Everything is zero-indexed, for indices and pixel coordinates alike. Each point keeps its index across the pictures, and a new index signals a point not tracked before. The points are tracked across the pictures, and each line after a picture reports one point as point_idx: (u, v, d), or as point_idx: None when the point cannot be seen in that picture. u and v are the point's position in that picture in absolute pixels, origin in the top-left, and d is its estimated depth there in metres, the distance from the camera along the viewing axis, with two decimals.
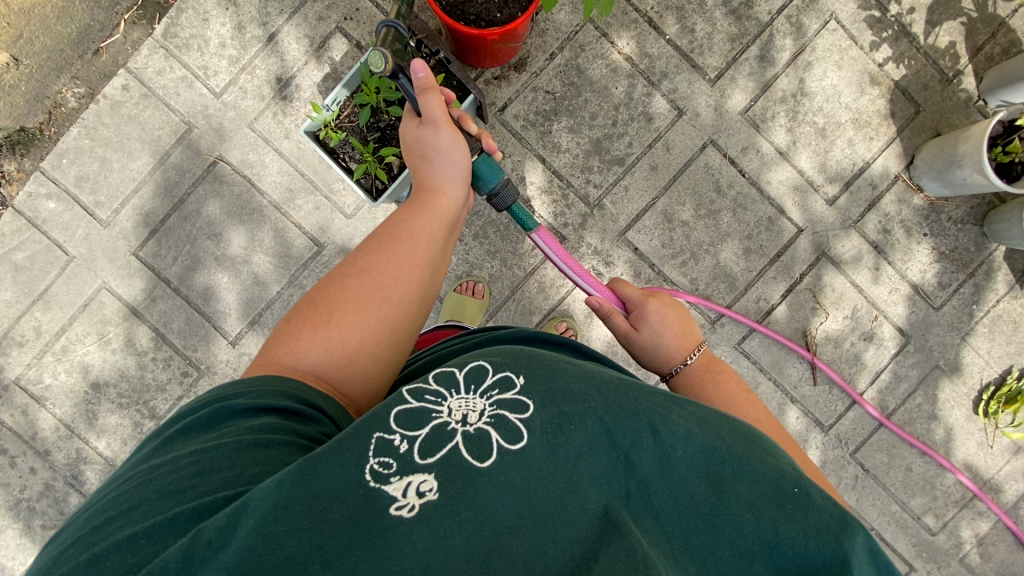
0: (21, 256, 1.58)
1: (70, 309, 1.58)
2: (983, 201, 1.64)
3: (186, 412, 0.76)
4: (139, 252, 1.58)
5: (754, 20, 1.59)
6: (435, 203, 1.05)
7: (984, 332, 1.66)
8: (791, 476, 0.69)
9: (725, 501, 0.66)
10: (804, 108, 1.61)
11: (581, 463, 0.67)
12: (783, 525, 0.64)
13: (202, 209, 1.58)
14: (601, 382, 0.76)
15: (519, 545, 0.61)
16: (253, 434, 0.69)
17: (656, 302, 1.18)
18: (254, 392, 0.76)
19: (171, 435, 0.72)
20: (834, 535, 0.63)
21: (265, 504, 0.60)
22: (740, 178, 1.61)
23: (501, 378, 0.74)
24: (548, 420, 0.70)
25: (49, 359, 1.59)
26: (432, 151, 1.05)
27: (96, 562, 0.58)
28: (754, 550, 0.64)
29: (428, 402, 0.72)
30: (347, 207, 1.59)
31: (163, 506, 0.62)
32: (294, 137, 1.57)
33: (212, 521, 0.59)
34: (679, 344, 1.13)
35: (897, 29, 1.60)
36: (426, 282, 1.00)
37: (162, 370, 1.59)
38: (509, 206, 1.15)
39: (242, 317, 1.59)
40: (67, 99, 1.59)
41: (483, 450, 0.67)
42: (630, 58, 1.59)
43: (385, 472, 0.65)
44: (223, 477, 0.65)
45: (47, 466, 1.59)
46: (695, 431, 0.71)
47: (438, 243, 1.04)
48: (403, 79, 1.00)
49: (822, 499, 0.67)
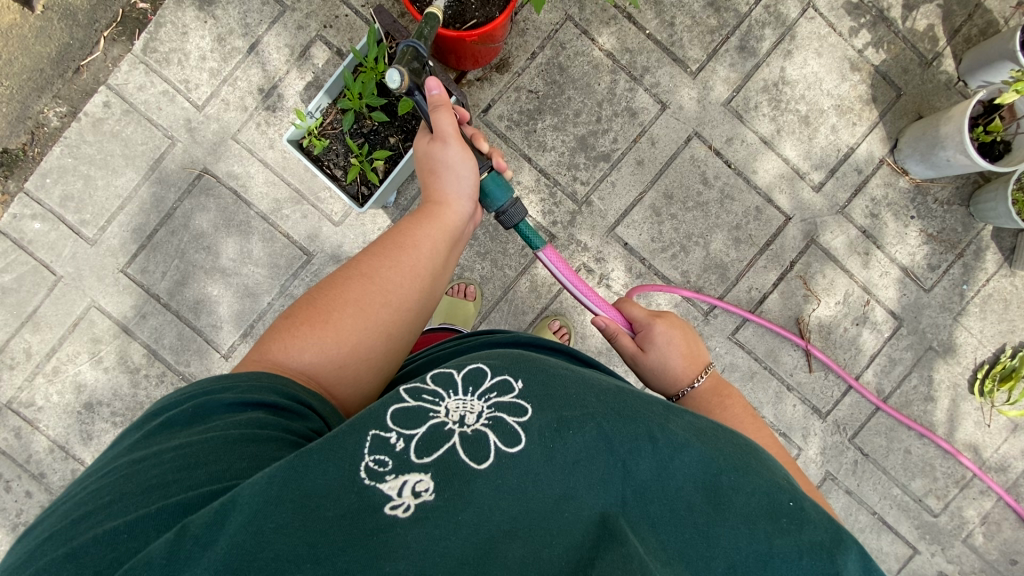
0: (8, 278, 1.56)
1: (60, 329, 1.57)
2: (968, 181, 1.65)
3: (169, 405, 0.74)
4: (127, 269, 1.57)
5: (732, 11, 1.60)
6: (440, 215, 1.06)
7: (976, 312, 1.66)
8: (785, 488, 0.69)
9: (721, 512, 0.66)
10: (786, 96, 1.62)
11: (579, 468, 0.66)
12: (778, 539, 0.64)
13: (190, 222, 1.57)
14: (599, 388, 0.75)
15: (515, 549, 0.61)
16: (240, 429, 0.68)
17: (664, 322, 1.17)
18: (243, 387, 0.74)
19: (154, 428, 0.70)
20: (827, 551, 0.64)
21: (255, 500, 0.59)
22: (726, 168, 1.62)
23: (499, 382, 0.74)
24: (546, 424, 0.69)
25: (41, 381, 1.57)
26: (441, 165, 1.07)
27: (75, 556, 0.56)
28: (750, 562, 0.64)
29: (426, 402, 0.72)
30: (335, 214, 1.58)
31: (145, 500, 0.60)
32: (279, 147, 1.57)
33: (199, 516, 0.58)
34: (686, 366, 1.13)
35: (875, 14, 1.61)
36: (425, 288, 1.00)
37: (156, 386, 1.58)
38: (517, 224, 1.13)
39: (234, 330, 1.58)
40: (49, 119, 1.58)
41: (480, 452, 0.66)
42: (612, 54, 1.59)
43: (380, 471, 0.64)
44: (209, 472, 0.63)
45: (43, 488, 1.58)
46: (693, 442, 0.70)
47: (439, 253, 1.04)
48: (417, 96, 1.04)
49: (816, 513, 0.68)
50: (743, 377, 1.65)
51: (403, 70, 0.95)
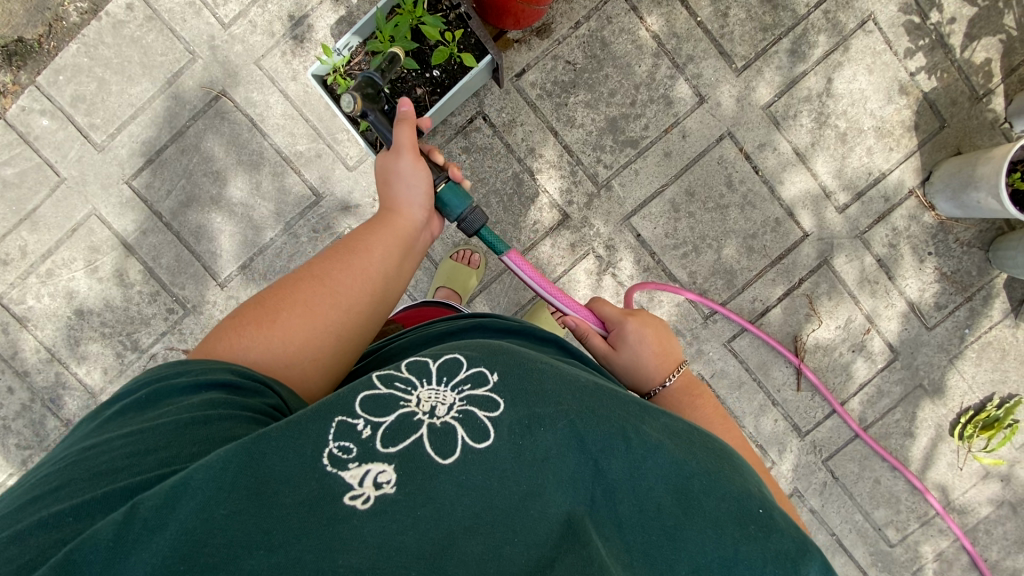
0: (10, 172, 1.53)
1: (58, 232, 1.55)
2: (992, 226, 1.62)
3: (122, 393, 0.71)
4: (132, 182, 1.54)
5: (789, 11, 1.54)
6: (394, 222, 1.03)
7: (972, 357, 1.66)
8: (756, 495, 0.66)
9: (690, 514, 0.63)
10: (828, 110, 1.57)
11: (547, 466, 0.64)
12: (743, 546, 0.62)
13: (201, 144, 1.53)
14: (576, 383, 0.72)
15: (474, 546, 0.58)
16: (192, 412, 0.65)
17: (635, 320, 1.13)
18: (198, 370, 0.72)
19: (107, 415, 0.68)
20: (791, 561, 0.61)
21: (208, 486, 0.56)
22: (753, 174, 1.58)
23: (474, 373, 0.71)
24: (517, 421, 0.66)
25: (34, 281, 1.56)
26: (394, 175, 1.04)
27: (17, 539, 0.54)
28: (713, 567, 0.61)
29: (397, 389, 0.69)
30: (350, 158, 1.54)
31: (91, 485, 0.58)
32: (301, 80, 1.52)
33: (148, 498, 0.56)
34: (659, 365, 1.09)
35: (934, 38, 1.55)
36: (377, 294, 0.96)
37: (148, 304, 1.57)
38: (477, 230, 1.06)
39: (233, 260, 1.56)
40: (68, 13, 1.52)
41: (447, 446, 0.64)
42: (658, 36, 1.53)
43: (343, 457, 0.62)
44: (160, 457, 0.61)
45: (26, 387, 1.59)
46: (667, 444, 0.67)
47: (394, 258, 1.00)
48: (373, 118, 1.05)
49: (785, 523, 0.65)
50: (731, 385, 1.65)
51: (355, 94, 1.00)
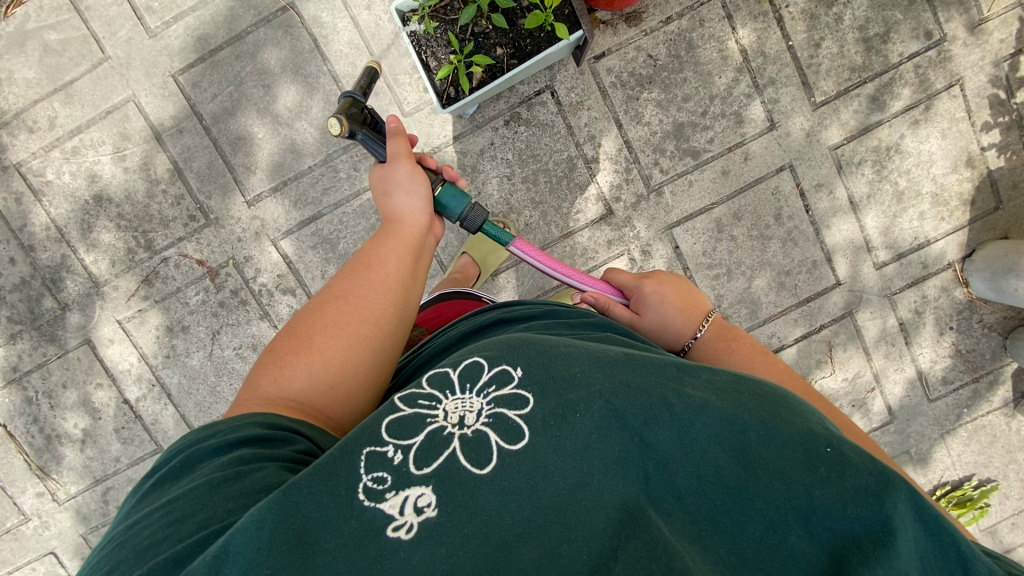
0: (55, 37, 1.46)
1: (91, 110, 1.48)
2: (1017, 315, 1.64)
3: (162, 463, 0.72)
4: (179, 76, 1.47)
5: (881, 57, 1.51)
6: (397, 231, 0.98)
7: (963, 437, 1.68)
8: (821, 434, 0.63)
9: (753, 471, 0.61)
10: (893, 165, 1.55)
11: (592, 452, 0.62)
12: (817, 492, 0.59)
13: (258, 53, 1.46)
14: (604, 360, 0.70)
15: (529, 551, 0.56)
16: (221, 469, 0.65)
17: (652, 282, 1.13)
18: (222, 429, 0.71)
19: (149, 489, 0.69)
20: (874, 496, 0.58)
21: (248, 550, 0.56)
22: (803, 212, 1.56)
23: (497, 373, 0.69)
24: (550, 412, 0.65)
25: (57, 155, 1.50)
26: (391, 186, 0.98)
27: None
28: (789, 520, 0.58)
29: (422, 408, 0.68)
30: (407, 104, 1.49)
31: (140, 562, 0.59)
32: (376, 11, 1.45)
33: (193, 571, 0.56)
34: (685, 319, 1.07)
35: (1014, 117, 1.53)
36: (403, 299, 0.93)
37: (170, 206, 1.52)
38: (481, 227, 1.03)
39: (267, 180, 1.51)
40: None
41: (482, 455, 0.62)
42: (745, 51, 1.50)
43: (380, 489, 0.61)
44: (196, 521, 0.61)
45: (28, 261, 1.54)
46: (713, 402, 0.65)
47: (410, 262, 0.96)
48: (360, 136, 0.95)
49: (857, 456, 0.61)
50: None
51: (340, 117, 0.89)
